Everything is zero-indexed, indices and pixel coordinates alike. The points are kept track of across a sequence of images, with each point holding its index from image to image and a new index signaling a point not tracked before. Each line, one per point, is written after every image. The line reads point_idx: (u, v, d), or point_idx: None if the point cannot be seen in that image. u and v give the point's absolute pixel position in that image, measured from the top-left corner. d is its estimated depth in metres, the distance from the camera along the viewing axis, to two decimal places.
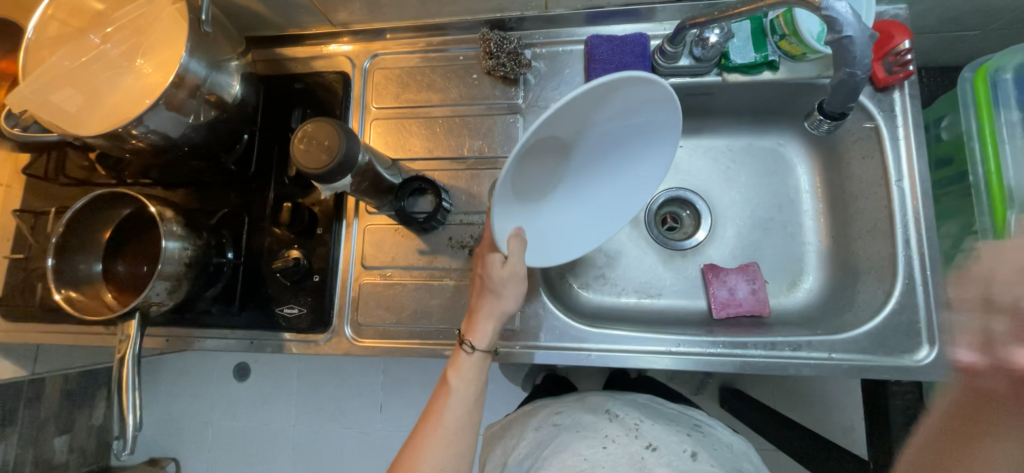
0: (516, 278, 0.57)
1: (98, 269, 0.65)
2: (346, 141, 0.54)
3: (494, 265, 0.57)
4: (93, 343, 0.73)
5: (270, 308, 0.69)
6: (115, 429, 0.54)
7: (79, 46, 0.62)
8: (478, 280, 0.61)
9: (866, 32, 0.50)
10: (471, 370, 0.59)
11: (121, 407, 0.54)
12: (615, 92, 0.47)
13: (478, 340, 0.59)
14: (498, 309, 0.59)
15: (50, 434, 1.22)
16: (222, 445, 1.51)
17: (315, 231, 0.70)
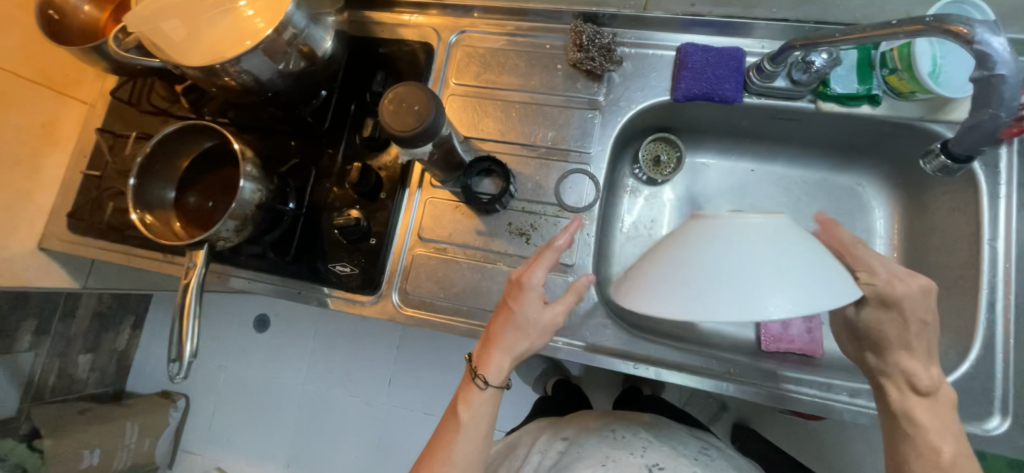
0: (547, 321, 0.59)
1: (170, 196, 0.66)
2: (430, 121, 0.54)
3: (529, 302, 0.58)
4: (148, 268, 0.75)
5: (323, 263, 0.70)
6: (172, 352, 0.55)
7: None
8: (504, 311, 0.60)
9: (1022, 72, 0.45)
10: (480, 405, 0.60)
11: (180, 333, 0.55)
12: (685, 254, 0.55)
13: (491, 375, 0.59)
14: (517, 345, 0.59)
15: (76, 352, 1.42)
16: (230, 390, 1.57)
17: (378, 195, 0.71)
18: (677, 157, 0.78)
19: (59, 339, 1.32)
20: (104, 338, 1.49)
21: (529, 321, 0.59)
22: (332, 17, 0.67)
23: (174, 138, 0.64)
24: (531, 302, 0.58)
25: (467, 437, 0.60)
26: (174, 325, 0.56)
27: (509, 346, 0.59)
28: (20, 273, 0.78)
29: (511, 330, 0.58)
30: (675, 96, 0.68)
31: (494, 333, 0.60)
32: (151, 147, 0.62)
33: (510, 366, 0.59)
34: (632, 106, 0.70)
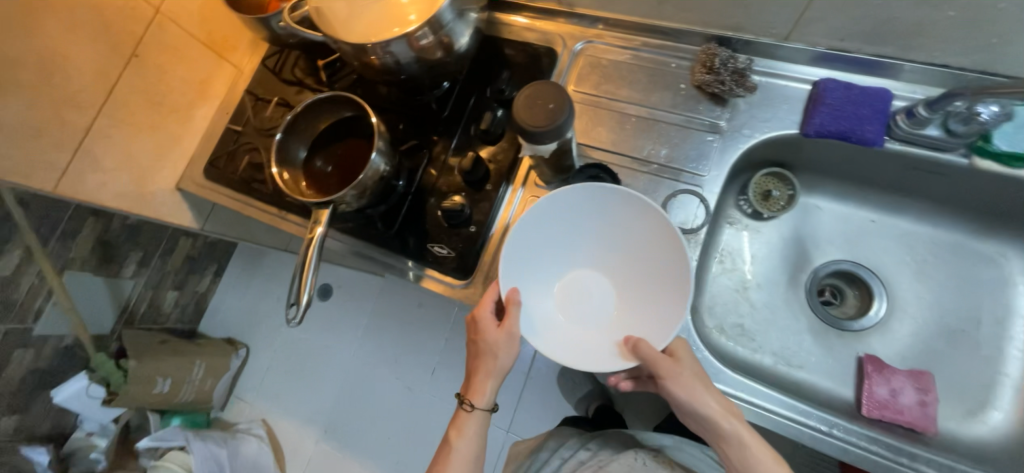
0: (511, 337, 0.62)
1: (300, 156, 0.72)
2: (563, 120, 0.56)
3: (488, 328, 0.63)
4: (264, 220, 0.82)
5: (423, 242, 0.73)
6: (291, 298, 0.62)
7: None
8: (473, 342, 0.66)
9: None
10: (470, 426, 0.66)
11: (300, 281, 0.60)
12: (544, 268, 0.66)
13: (477, 400, 0.65)
14: (493, 369, 0.64)
15: (166, 289, 1.60)
16: (287, 352, 1.75)
17: (484, 186, 0.73)
18: (789, 194, 0.74)
19: (156, 272, 1.51)
20: (190, 279, 1.69)
21: (496, 348, 0.62)
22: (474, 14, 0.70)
23: (320, 105, 0.70)
24: (488, 335, 0.63)
25: (466, 450, 0.66)
26: (296, 273, 0.61)
27: (485, 371, 0.64)
28: (160, 208, 0.88)
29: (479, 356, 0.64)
30: (805, 131, 0.65)
31: (475, 363, 0.66)
32: (301, 108, 0.69)
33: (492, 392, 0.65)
34: (755, 135, 0.68)
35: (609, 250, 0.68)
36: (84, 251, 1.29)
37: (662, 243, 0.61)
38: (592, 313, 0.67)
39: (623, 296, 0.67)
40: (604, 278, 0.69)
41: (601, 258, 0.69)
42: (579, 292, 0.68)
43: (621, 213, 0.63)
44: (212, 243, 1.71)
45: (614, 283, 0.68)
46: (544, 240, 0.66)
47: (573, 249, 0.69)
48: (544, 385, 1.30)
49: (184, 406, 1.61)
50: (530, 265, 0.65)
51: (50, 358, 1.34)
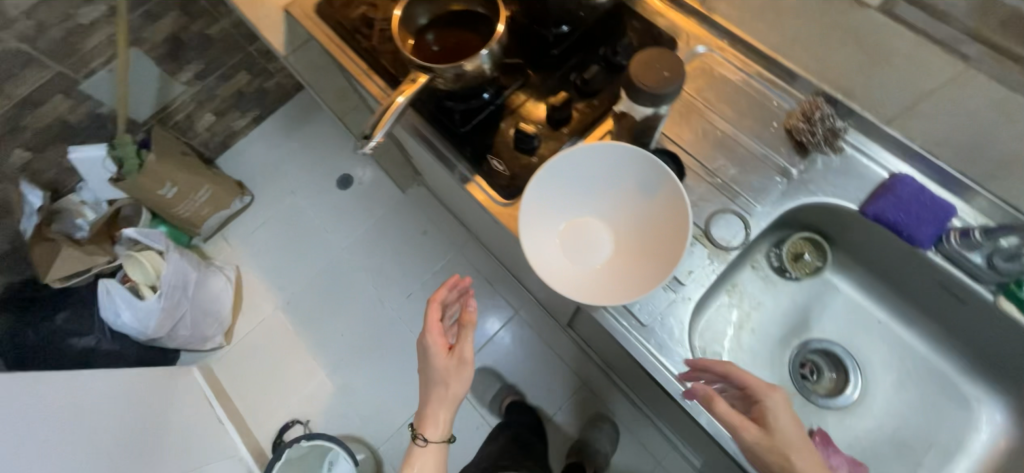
0: (459, 369, 0.85)
1: (419, 23, 0.75)
2: (671, 91, 0.60)
3: (442, 360, 0.84)
4: (351, 71, 0.86)
5: (485, 151, 0.77)
6: (365, 131, 0.68)
7: None
8: (427, 374, 0.87)
9: None
10: (431, 450, 0.87)
11: (376, 120, 0.67)
12: (553, 211, 0.70)
13: (432, 427, 0.87)
14: (445, 398, 0.86)
15: (205, 111, 1.75)
16: (287, 220, 1.84)
17: (560, 129, 0.77)
18: (817, 265, 0.78)
19: (207, 89, 1.70)
20: (231, 112, 1.82)
21: (448, 377, 0.85)
22: None
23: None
24: (441, 362, 0.84)
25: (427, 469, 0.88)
26: (378, 113, 0.67)
27: (437, 406, 0.86)
28: None
29: (434, 392, 0.86)
30: (865, 210, 0.68)
31: (431, 401, 0.86)
32: None
33: (444, 420, 0.87)
34: (817, 194, 0.71)
35: (619, 204, 0.70)
36: (158, 38, 1.47)
37: (673, 216, 0.65)
38: (584, 257, 0.69)
39: (617, 250, 0.70)
40: (607, 235, 0.71)
41: (610, 212, 0.71)
42: (580, 234, 0.70)
43: (646, 176, 0.66)
44: (261, 89, 1.85)
45: (615, 240, 0.70)
46: (566, 185, 0.69)
47: (589, 195, 0.70)
48: (498, 352, 1.57)
49: (176, 220, 1.66)
50: (549, 195, 0.68)
51: (81, 116, 1.46)
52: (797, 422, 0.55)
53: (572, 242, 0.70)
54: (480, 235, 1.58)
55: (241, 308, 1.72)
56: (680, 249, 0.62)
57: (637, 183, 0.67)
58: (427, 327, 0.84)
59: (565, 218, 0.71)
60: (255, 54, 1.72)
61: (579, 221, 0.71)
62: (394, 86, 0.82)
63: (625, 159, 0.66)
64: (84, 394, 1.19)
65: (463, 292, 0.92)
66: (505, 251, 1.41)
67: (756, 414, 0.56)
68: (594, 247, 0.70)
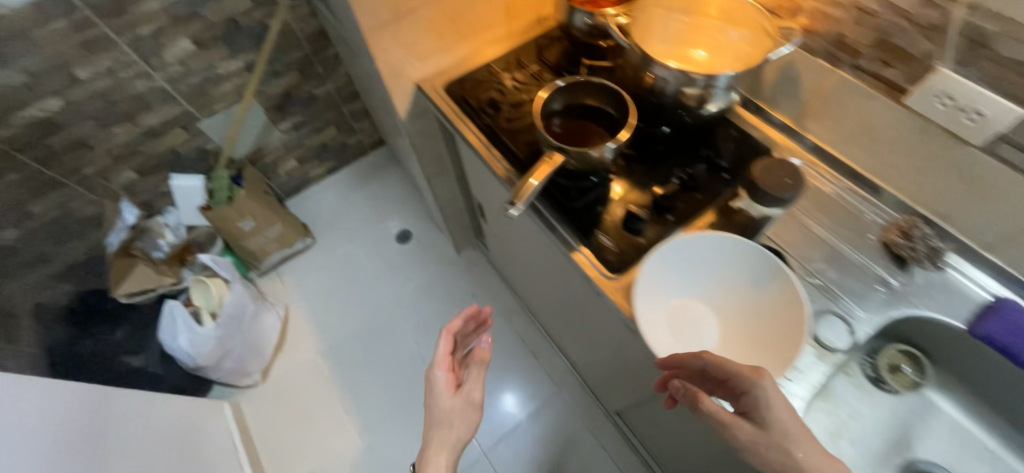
0: (466, 408, 0.83)
1: (552, 109, 0.85)
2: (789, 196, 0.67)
3: (451, 398, 0.83)
4: (472, 142, 0.96)
5: (594, 226, 0.82)
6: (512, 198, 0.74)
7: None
8: (430, 417, 0.83)
9: None
10: None
11: (524, 188, 0.74)
12: (665, 291, 0.74)
13: None
14: (446, 445, 0.79)
15: (291, 157, 1.91)
16: (342, 265, 1.90)
17: (665, 215, 0.82)
18: (917, 379, 0.78)
19: (299, 139, 1.87)
20: (312, 160, 1.99)
21: (454, 417, 0.82)
22: (734, 94, 0.81)
23: (598, 87, 0.84)
24: (450, 399, 0.83)
25: None
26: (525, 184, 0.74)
27: (437, 454, 0.79)
28: (397, 94, 1.05)
29: (436, 436, 0.80)
30: (973, 330, 0.70)
31: (430, 445, 0.80)
32: (582, 80, 0.84)
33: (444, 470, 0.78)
34: (918, 308, 0.73)
35: (729, 293, 0.73)
36: (274, 93, 1.66)
37: (787, 314, 0.66)
38: (692, 340, 0.71)
39: (726, 338, 0.72)
40: (714, 322, 0.74)
41: (719, 301, 0.74)
42: (688, 317, 0.74)
43: (759, 270, 0.69)
44: (343, 144, 2.03)
45: (722, 329, 0.73)
46: (679, 269, 0.74)
47: (699, 281, 0.74)
48: (532, 431, 1.53)
49: (243, 253, 1.74)
50: (663, 276, 0.73)
51: (190, 149, 1.60)
52: (789, 407, 0.55)
53: (680, 323, 0.73)
54: (532, 304, 1.61)
55: (283, 347, 1.72)
56: (793, 346, 0.62)
57: (750, 276, 0.71)
58: (439, 359, 0.85)
59: (675, 299, 0.75)
60: (347, 114, 1.92)
61: (688, 304, 0.75)
62: (511, 160, 0.92)
63: (740, 253, 0.70)
64: (35, 400, 0.98)
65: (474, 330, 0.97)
66: (560, 325, 1.42)
67: (747, 407, 0.57)
68: (702, 332, 0.73)
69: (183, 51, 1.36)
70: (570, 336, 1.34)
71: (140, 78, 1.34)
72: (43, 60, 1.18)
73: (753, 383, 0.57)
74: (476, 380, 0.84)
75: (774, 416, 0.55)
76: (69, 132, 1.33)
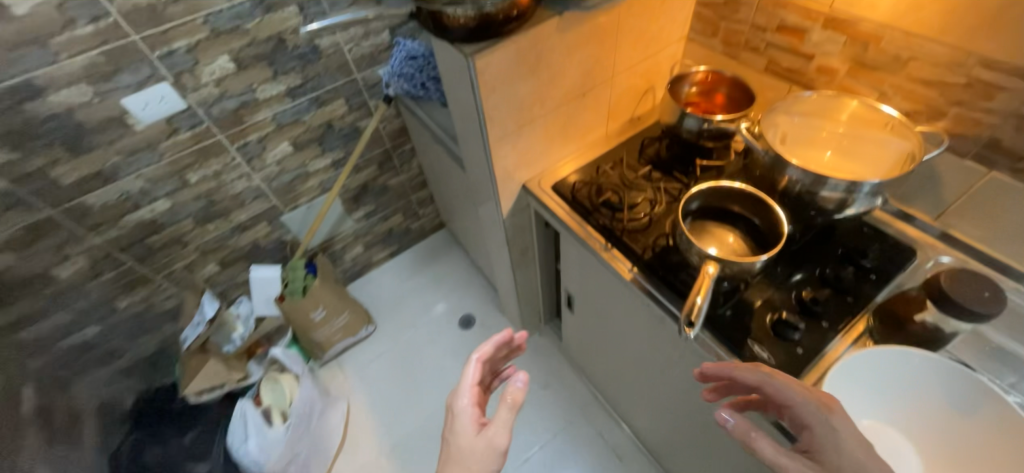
0: (489, 449, 0.63)
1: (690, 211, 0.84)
2: (981, 311, 0.63)
3: (469, 431, 0.65)
4: (589, 244, 0.95)
5: (744, 337, 0.77)
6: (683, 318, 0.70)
7: (808, 109, 0.87)
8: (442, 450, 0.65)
9: None
10: None
11: (692, 304, 0.69)
12: (854, 416, 0.68)
13: None
14: None
15: (359, 243, 1.94)
16: (404, 352, 1.84)
17: (820, 321, 0.76)
18: None
19: (368, 226, 1.91)
20: (377, 245, 2.02)
21: (473, 459, 0.62)
22: (880, 198, 0.77)
23: (741, 197, 0.83)
24: (469, 435, 0.64)
25: None
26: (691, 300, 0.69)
27: None
28: (505, 195, 1.07)
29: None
30: None
31: None
32: (717, 184, 0.84)
33: None
34: None
35: (927, 415, 0.68)
36: (353, 185, 1.73)
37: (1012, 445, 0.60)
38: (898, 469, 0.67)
39: (934, 466, 0.66)
40: (912, 444, 0.68)
41: (912, 420, 0.68)
42: (885, 442, 0.68)
43: (965, 395, 0.64)
44: (407, 228, 2.06)
45: (926, 452, 0.67)
46: (863, 392, 0.68)
47: (888, 403, 0.69)
48: None
49: (309, 343, 1.69)
50: (849, 402, 0.68)
51: (271, 241, 1.64)
52: (863, 449, 0.53)
53: (880, 450, 0.67)
54: (615, 399, 1.49)
55: (345, 447, 1.60)
56: None
57: (948, 397, 0.66)
58: (463, 388, 0.68)
59: (866, 424, 0.68)
60: (414, 201, 1.97)
61: (879, 426, 0.69)
62: (636, 261, 0.89)
63: (933, 373, 0.65)
64: None
65: (514, 348, 0.80)
66: (656, 426, 1.30)
67: (809, 445, 0.57)
68: (904, 457, 0.67)
69: (282, 153, 1.44)
70: (674, 444, 1.22)
71: (240, 178, 1.41)
72: (163, 168, 1.25)
73: (819, 413, 0.57)
74: (500, 423, 0.64)
75: (845, 454, 0.53)
76: (168, 231, 1.38)
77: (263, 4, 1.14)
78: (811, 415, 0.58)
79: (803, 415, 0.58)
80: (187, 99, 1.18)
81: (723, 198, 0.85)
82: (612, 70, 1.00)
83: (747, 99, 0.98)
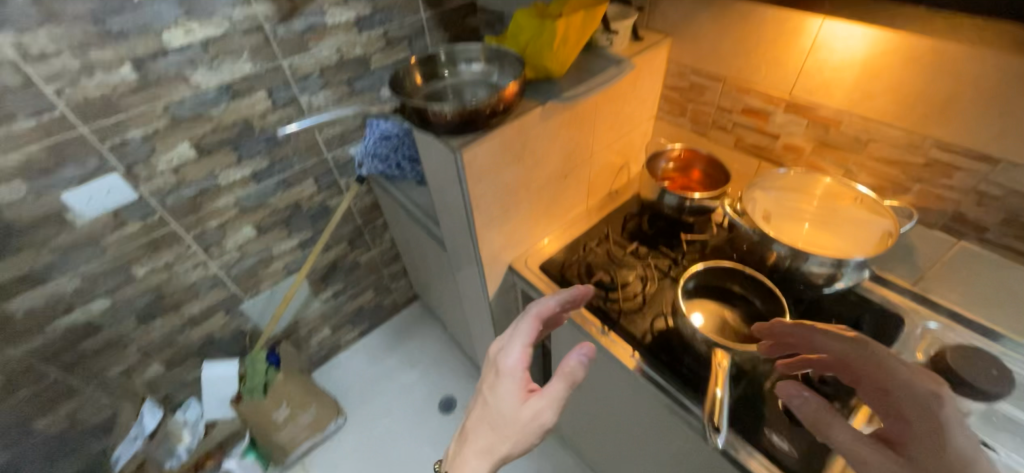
0: (534, 422, 0.63)
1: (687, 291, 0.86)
2: (989, 390, 0.65)
3: (517, 395, 0.65)
4: (584, 328, 0.91)
5: (759, 424, 0.73)
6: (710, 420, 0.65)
7: (782, 185, 0.90)
8: (484, 393, 0.68)
9: None
10: None
11: (712, 400, 0.66)
12: None
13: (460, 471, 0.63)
14: (499, 440, 0.63)
15: (326, 324, 1.80)
16: (379, 446, 1.65)
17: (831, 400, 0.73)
18: None
19: (336, 305, 1.78)
20: (346, 326, 1.88)
21: (518, 425, 0.63)
22: (867, 272, 0.79)
23: (745, 277, 0.85)
24: (517, 400, 0.64)
25: None
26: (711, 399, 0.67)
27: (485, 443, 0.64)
28: (490, 277, 1.02)
29: (490, 422, 0.65)
30: None
31: (481, 433, 0.65)
32: (712, 266, 0.86)
33: None
34: None
35: None
36: (320, 265, 1.63)
37: None
38: None
39: None
40: None
41: None
42: None
43: None
44: (378, 305, 1.95)
45: None
46: None
47: None
48: None
49: (269, 447, 1.49)
50: None
51: (226, 332, 1.48)
52: (972, 446, 0.51)
53: None
54: None
55: None
56: None
57: None
58: (518, 346, 0.68)
59: None
60: (386, 276, 1.88)
61: None
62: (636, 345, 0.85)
63: None
64: None
65: (573, 301, 0.81)
66: None
67: (895, 436, 0.56)
68: None
69: (244, 238, 1.34)
70: None
71: (195, 268, 1.29)
72: (104, 264, 1.12)
73: (928, 402, 0.54)
74: (550, 399, 0.63)
75: (952, 454, 0.50)
76: (105, 333, 1.22)
77: (230, 91, 1.10)
78: (927, 396, 0.55)
79: (903, 398, 0.57)
80: (139, 189, 1.09)
81: (719, 278, 0.87)
82: (591, 150, 1.02)
83: (721, 175, 1.01)
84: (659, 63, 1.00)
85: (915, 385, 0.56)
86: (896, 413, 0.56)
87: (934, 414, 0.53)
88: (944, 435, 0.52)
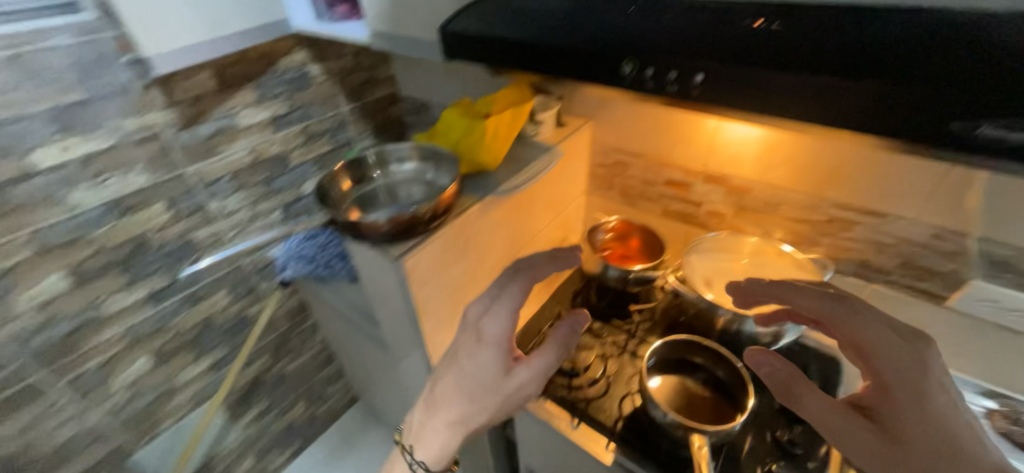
0: (517, 394, 0.65)
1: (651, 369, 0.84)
2: None
3: (508, 370, 0.65)
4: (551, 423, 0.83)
5: None
6: None
7: (716, 249, 0.95)
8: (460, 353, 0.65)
9: None
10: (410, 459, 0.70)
11: None
12: None
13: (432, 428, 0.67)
14: (477, 405, 0.64)
15: (248, 454, 1.52)
16: None
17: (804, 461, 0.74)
18: None
19: (259, 428, 1.52)
20: (273, 450, 1.60)
21: (500, 399, 0.65)
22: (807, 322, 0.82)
23: (706, 349, 0.84)
24: (503, 372, 0.64)
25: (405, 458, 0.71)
26: None
27: (463, 408, 0.65)
28: None
29: (468, 386, 0.64)
30: None
31: (458, 398, 0.65)
32: (672, 340, 0.86)
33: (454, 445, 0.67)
34: None
35: None
36: (238, 385, 1.40)
37: None
38: None
39: None
40: None
41: None
42: None
43: None
44: (312, 417, 1.70)
45: None
46: None
47: None
48: None
49: None
50: None
51: None
52: (952, 413, 0.53)
53: None
54: None
55: None
56: None
57: None
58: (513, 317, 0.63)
59: None
60: (320, 382, 1.66)
61: None
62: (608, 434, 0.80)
63: None
64: None
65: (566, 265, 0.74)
66: None
67: (872, 401, 0.57)
68: None
69: (137, 372, 1.11)
70: None
71: (68, 421, 1.03)
72: None
73: (915, 369, 0.55)
74: (534, 374, 0.66)
75: (933, 422, 0.52)
76: None
77: (119, 206, 0.96)
78: (914, 367, 0.55)
79: (885, 364, 0.56)
80: None
81: (680, 350, 0.86)
82: (533, 232, 1.02)
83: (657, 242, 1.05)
84: (583, 146, 1.06)
85: (899, 352, 0.56)
86: (877, 379, 0.57)
87: (916, 383, 0.54)
88: (923, 403, 0.54)
